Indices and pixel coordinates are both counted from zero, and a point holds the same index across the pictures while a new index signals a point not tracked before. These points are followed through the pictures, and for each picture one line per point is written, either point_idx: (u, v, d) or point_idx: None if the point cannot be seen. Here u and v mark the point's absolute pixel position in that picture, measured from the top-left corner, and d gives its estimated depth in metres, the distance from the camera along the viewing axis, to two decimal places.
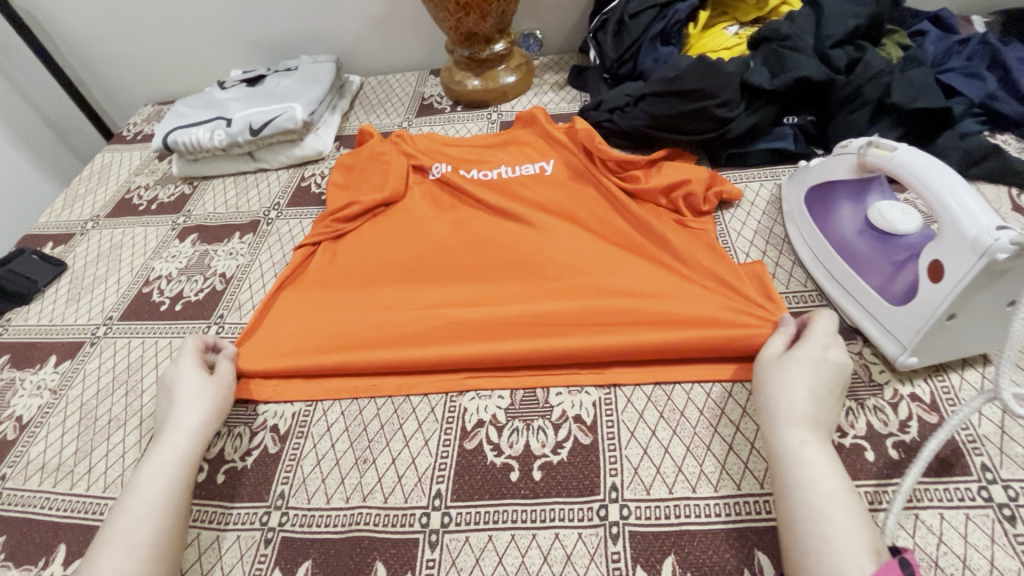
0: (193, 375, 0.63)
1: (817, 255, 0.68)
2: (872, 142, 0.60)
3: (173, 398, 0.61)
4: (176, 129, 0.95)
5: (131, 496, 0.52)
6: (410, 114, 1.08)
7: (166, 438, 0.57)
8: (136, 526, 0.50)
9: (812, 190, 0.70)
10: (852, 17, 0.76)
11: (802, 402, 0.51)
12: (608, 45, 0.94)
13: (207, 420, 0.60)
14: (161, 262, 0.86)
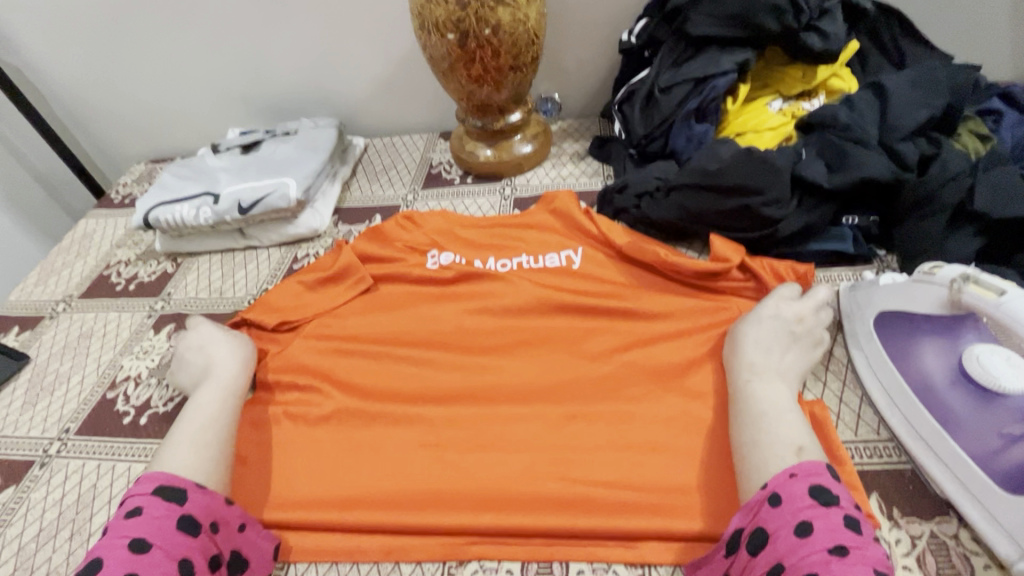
0: (241, 338, 0.70)
1: (890, 398, 0.57)
2: (970, 277, 0.50)
3: (204, 345, 0.69)
4: (159, 206, 0.87)
5: (189, 416, 0.61)
6: (416, 184, 0.99)
7: (217, 376, 0.65)
8: (199, 432, 0.59)
9: (881, 317, 0.59)
10: (921, 107, 0.66)
11: (755, 354, 0.58)
12: (636, 120, 0.85)
13: (245, 360, 0.68)
14: (131, 359, 0.77)
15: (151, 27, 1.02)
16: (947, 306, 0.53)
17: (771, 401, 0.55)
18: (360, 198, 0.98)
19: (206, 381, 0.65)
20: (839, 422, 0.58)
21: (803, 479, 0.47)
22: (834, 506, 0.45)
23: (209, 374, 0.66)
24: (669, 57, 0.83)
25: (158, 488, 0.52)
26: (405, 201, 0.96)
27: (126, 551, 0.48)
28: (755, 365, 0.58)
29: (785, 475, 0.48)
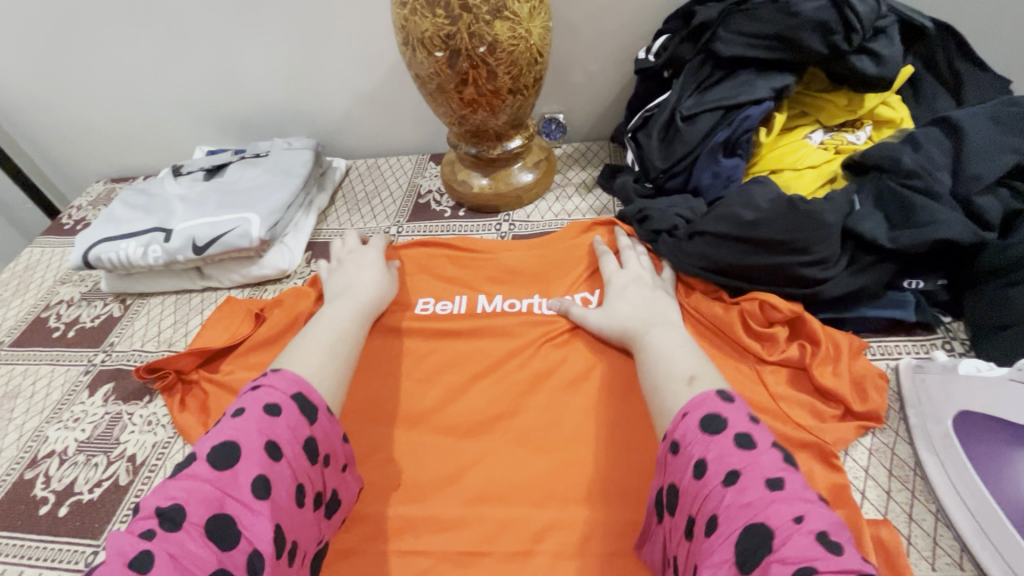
0: (373, 256, 0.72)
1: (982, 522, 0.45)
2: None
3: (367, 273, 0.70)
4: (101, 242, 0.76)
5: (320, 326, 0.60)
6: (401, 215, 0.88)
7: (348, 294, 0.67)
8: (322, 339, 0.59)
9: (965, 416, 0.48)
10: (1006, 152, 0.55)
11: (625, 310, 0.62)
12: (653, 152, 0.74)
13: (380, 291, 0.69)
14: (57, 428, 0.66)
15: (105, 32, 0.90)
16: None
17: (663, 345, 0.56)
18: (337, 231, 0.87)
19: (335, 297, 0.67)
20: (911, 550, 0.47)
21: (694, 413, 0.45)
22: (725, 432, 0.42)
23: (340, 292, 0.67)
24: (692, 81, 0.72)
25: (297, 394, 0.48)
26: (388, 235, 0.85)
27: (262, 448, 0.44)
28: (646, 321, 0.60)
29: (679, 417, 0.46)
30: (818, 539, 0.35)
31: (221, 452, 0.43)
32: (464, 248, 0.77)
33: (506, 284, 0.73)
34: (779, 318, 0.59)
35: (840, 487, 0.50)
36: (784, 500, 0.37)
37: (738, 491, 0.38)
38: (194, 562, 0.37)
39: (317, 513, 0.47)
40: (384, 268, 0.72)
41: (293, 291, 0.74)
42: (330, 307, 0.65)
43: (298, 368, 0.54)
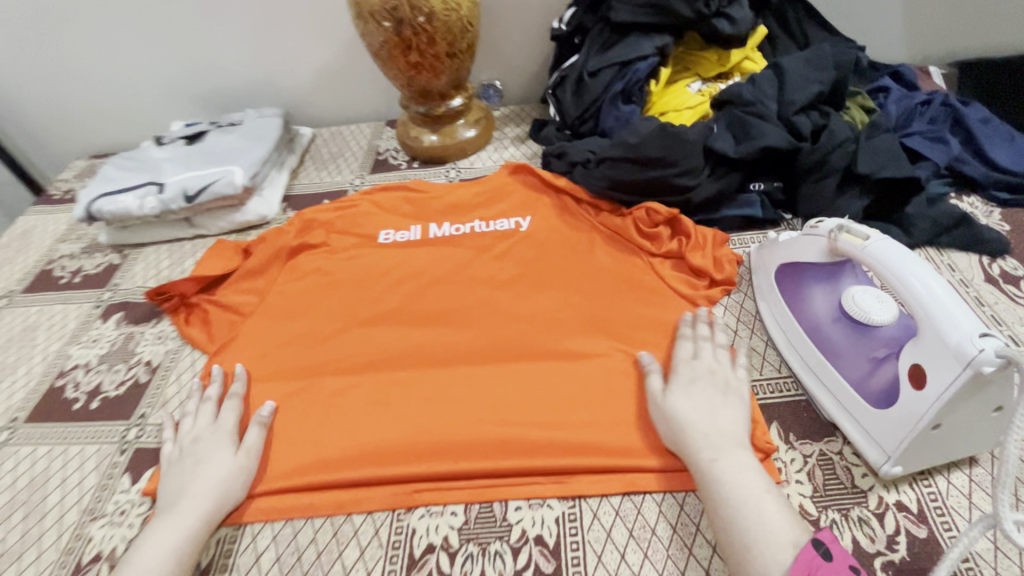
0: (221, 439, 0.61)
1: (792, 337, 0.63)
2: (844, 227, 0.57)
3: (207, 472, 0.58)
4: (101, 196, 0.88)
5: (127, 571, 0.50)
6: (364, 170, 1.02)
7: (181, 510, 0.55)
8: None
9: (783, 269, 0.66)
10: (815, 83, 0.75)
11: (705, 424, 0.55)
12: (569, 103, 0.91)
13: (236, 483, 0.58)
14: (79, 348, 0.78)
15: (85, 18, 1.00)
16: (828, 255, 0.59)
17: (741, 483, 0.50)
18: (308, 185, 1.01)
19: (164, 515, 0.55)
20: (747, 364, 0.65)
21: None
22: None
23: (173, 504, 0.55)
24: (596, 44, 0.90)
25: None
26: (353, 185, 0.99)
27: None
28: (710, 441, 0.53)
29: None
30: None
31: None
32: (417, 191, 0.93)
33: (453, 214, 0.90)
34: (661, 220, 0.77)
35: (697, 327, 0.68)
36: None
37: None
38: None
39: None
40: (236, 449, 0.60)
41: (275, 230, 0.88)
42: (160, 523, 0.54)
43: None
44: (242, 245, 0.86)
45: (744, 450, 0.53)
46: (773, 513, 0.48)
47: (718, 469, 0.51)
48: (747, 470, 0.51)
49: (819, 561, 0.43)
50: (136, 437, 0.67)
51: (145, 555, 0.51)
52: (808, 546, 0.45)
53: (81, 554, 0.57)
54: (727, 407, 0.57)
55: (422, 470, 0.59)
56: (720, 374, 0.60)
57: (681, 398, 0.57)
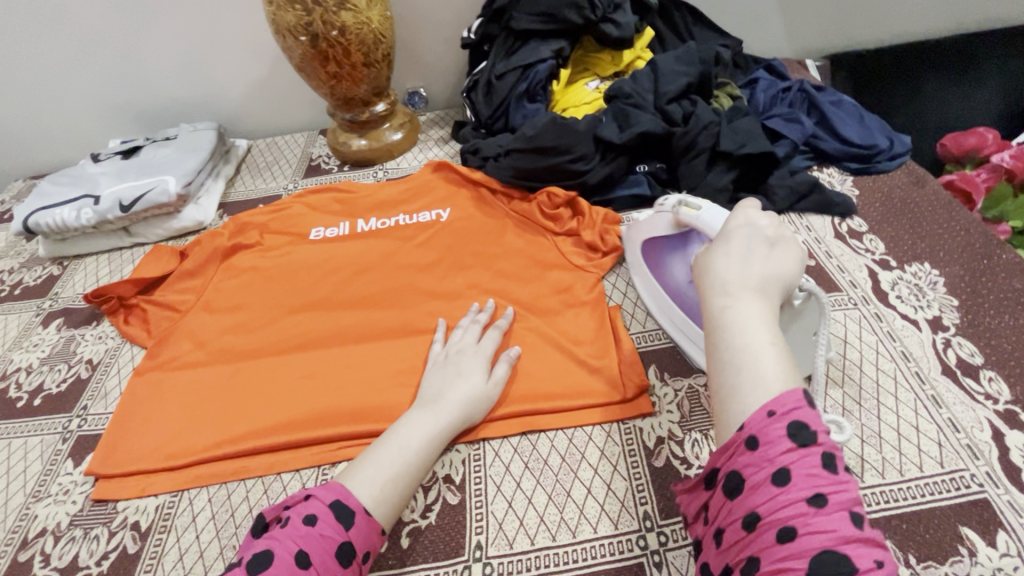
0: (478, 361, 0.67)
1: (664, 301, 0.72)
2: (681, 202, 0.65)
3: (469, 375, 0.65)
4: (39, 210, 0.92)
5: (392, 449, 0.57)
6: (297, 175, 1.09)
7: (439, 405, 0.62)
8: (386, 468, 0.56)
9: (646, 244, 0.74)
10: (684, 76, 0.86)
11: (731, 271, 0.51)
12: (481, 104, 1.00)
13: (473, 406, 0.63)
14: (20, 352, 0.82)
15: (17, 43, 1.05)
16: (675, 226, 0.68)
17: (749, 330, 0.47)
18: (244, 192, 1.07)
19: (423, 407, 0.62)
20: (632, 319, 0.75)
21: (784, 417, 0.42)
22: (816, 447, 0.40)
23: (436, 400, 0.63)
24: (502, 49, 0.99)
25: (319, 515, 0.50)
26: (286, 190, 1.06)
27: (294, 558, 0.46)
28: (730, 285, 0.50)
29: (764, 415, 0.43)
30: None
31: (258, 563, 0.46)
32: (346, 191, 1.00)
33: (380, 210, 0.97)
34: (561, 203, 0.86)
35: (593, 292, 0.77)
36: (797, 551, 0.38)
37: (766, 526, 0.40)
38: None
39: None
40: (488, 376, 0.66)
41: (210, 233, 0.93)
42: (415, 415, 0.61)
43: (361, 491, 0.53)
44: (177, 250, 0.91)
45: (762, 301, 0.49)
46: (769, 364, 0.45)
47: (728, 313, 0.49)
48: (761, 321, 0.48)
49: (801, 403, 0.42)
50: (78, 426, 0.71)
51: (376, 463, 0.56)
52: (797, 390, 0.43)
53: (26, 530, 0.62)
54: (777, 257, 0.52)
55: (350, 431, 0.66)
56: (779, 228, 0.54)
57: (733, 247, 0.53)
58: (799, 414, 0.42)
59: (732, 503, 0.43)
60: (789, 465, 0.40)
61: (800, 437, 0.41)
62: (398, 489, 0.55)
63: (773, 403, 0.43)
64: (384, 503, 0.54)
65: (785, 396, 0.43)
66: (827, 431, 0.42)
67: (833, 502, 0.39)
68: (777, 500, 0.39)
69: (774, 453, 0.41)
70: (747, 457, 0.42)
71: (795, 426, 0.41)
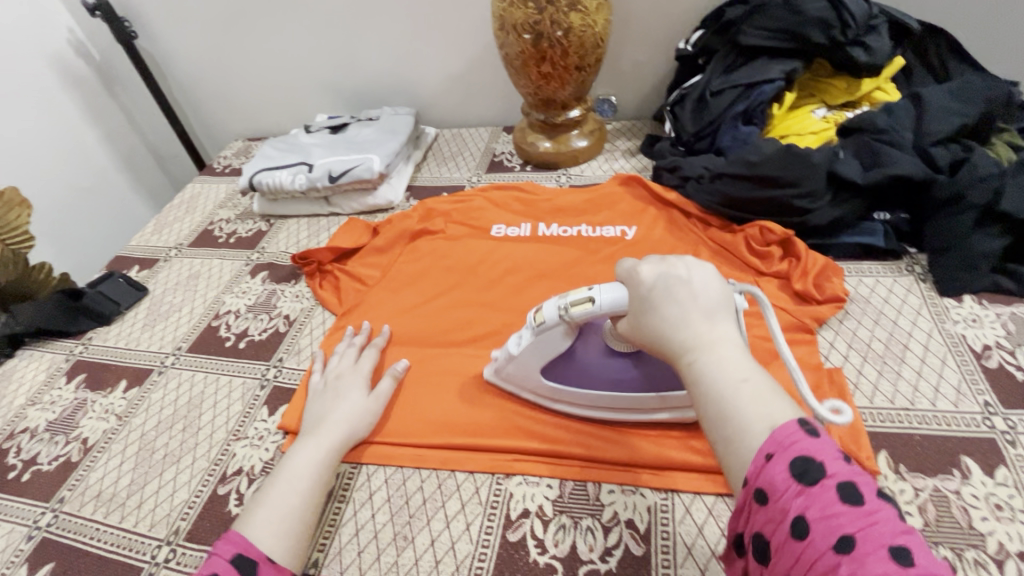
0: (358, 380, 0.69)
1: (588, 398, 0.62)
2: (569, 300, 0.56)
3: (335, 406, 0.66)
4: (262, 171, 1.02)
5: (286, 481, 0.57)
6: (480, 169, 1.10)
7: (321, 433, 0.62)
8: (287, 496, 0.55)
9: (544, 369, 0.63)
10: (955, 118, 0.74)
11: (672, 326, 0.48)
12: (686, 119, 0.94)
13: (354, 431, 0.64)
14: (232, 297, 0.90)
15: (263, 21, 1.17)
16: (569, 333, 0.59)
17: (722, 378, 0.44)
18: (429, 178, 1.10)
19: (307, 437, 0.62)
20: (857, 390, 0.64)
21: (782, 458, 0.39)
22: (826, 482, 0.37)
23: (315, 428, 0.63)
24: (720, 65, 0.92)
25: (236, 555, 0.48)
26: (470, 182, 1.07)
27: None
28: (686, 340, 0.47)
29: (763, 458, 0.40)
30: None
31: None
32: (529, 192, 0.99)
33: (562, 216, 0.94)
34: (774, 240, 0.77)
35: (816, 355, 0.67)
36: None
37: (856, 563, 0.34)
38: None
39: None
40: (369, 392, 0.68)
41: (400, 214, 0.97)
42: (298, 445, 0.61)
43: (258, 534, 0.52)
44: (370, 225, 0.96)
45: (725, 322, 0.47)
46: (761, 397, 0.43)
47: (701, 367, 0.45)
48: (727, 344, 0.46)
49: (799, 437, 0.39)
50: (275, 376, 0.77)
51: (271, 505, 0.55)
52: (792, 424, 0.40)
53: (225, 466, 0.67)
54: (701, 288, 0.49)
55: (436, 446, 0.64)
56: (674, 261, 0.51)
57: (661, 302, 0.49)
58: (799, 450, 0.39)
59: (767, 568, 0.39)
60: (805, 512, 0.36)
61: (809, 476, 0.38)
62: (297, 517, 0.55)
63: (768, 447, 0.40)
64: (284, 539, 0.53)
65: (779, 435, 0.40)
66: (841, 462, 0.38)
67: (865, 543, 0.34)
68: (807, 557, 0.35)
69: (786, 501, 0.37)
70: (763, 514, 0.39)
71: (799, 464, 0.38)
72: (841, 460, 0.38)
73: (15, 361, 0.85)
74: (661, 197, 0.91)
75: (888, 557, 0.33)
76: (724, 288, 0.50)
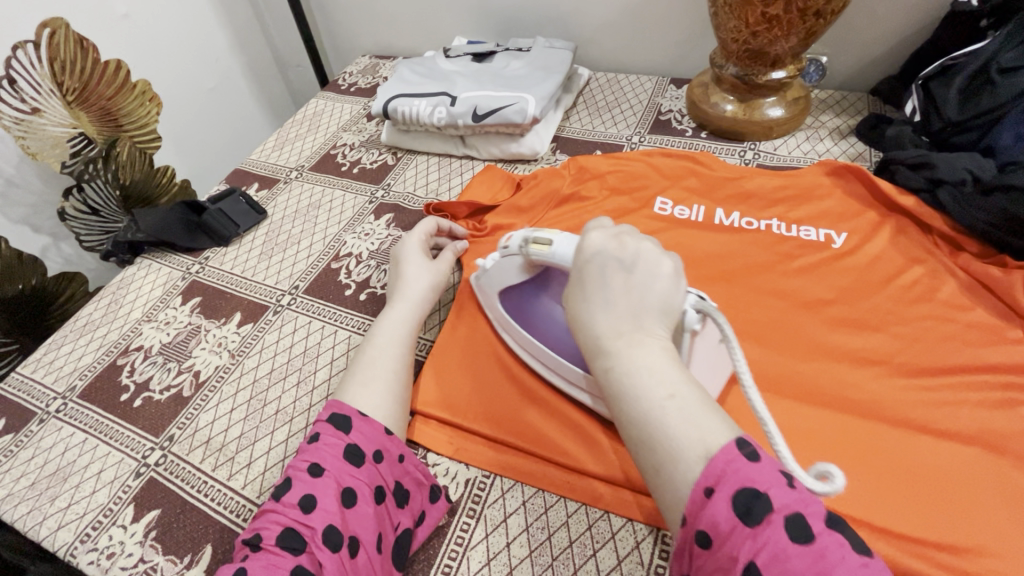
0: (415, 250, 0.69)
1: (529, 346, 0.59)
2: (528, 239, 0.53)
3: (400, 271, 0.67)
4: (398, 97, 0.89)
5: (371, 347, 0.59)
6: (642, 127, 0.92)
7: (400, 297, 0.64)
8: (379, 361, 0.58)
9: (503, 295, 0.61)
10: None
11: (596, 318, 0.41)
12: (949, 103, 0.70)
13: (427, 296, 0.65)
14: (353, 237, 0.81)
15: None
16: (523, 271, 0.57)
17: (640, 389, 0.37)
18: (579, 130, 0.94)
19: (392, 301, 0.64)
20: None
21: (724, 492, 0.31)
22: (772, 519, 0.30)
23: (397, 292, 0.65)
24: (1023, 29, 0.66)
25: (331, 415, 0.51)
26: (629, 142, 0.90)
27: (307, 471, 0.47)
28: (604, 339, 0.40)
29: (700, 494, 0.32)
30: None
31: (295, 502, 0.45)
32: (706, 165, 0.80)
33: (748, 202, 0.76)
34: None
35: None
36: None
37: None
38: (319, 513, 0.44)
39: (382, 506, 0.47)
40: (431, 261, 0.69)
41: (548, 171, 0.82)
42: (387, 311, 0.63)
43: (363, 404, 0.53)
44: (513, 179, 0.83)
45: (655, 325, 0.40)
46: (680, 418, 0.35)
47: (615, 375, 0.38)
48: (653, 351, 0.38)
49: (738, 463, 0.32)
50: None
51: (366, 371, 0.56)
52: (729, 445, 0.33)
53: None
54: (639, 280, 0.42)
55: (588, 473, 0.53)
56: (624, 242, 0.44)
57: (593, 289, 0.42)
58: (740, 480, 0.31)
59: None
60: (756, 561, 0.29)
61: (752, 512, 0.30)
62: (389, 374, 0.57)
63: (705, 479, 0.32)
64: (387, 404, 0.54)
65: (713, 463, 0.32)
66: (785, 488, 0.31)
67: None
68: None
69: (732, 547, 0.30)
70: (704, 562, 0.31)
71: (742, 498, 0.31)
72: (786, 485, 0.31)
73: (133, 269, 0.81)
74: (888, 199, 0.71)
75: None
76: (672, 288, 0.42)
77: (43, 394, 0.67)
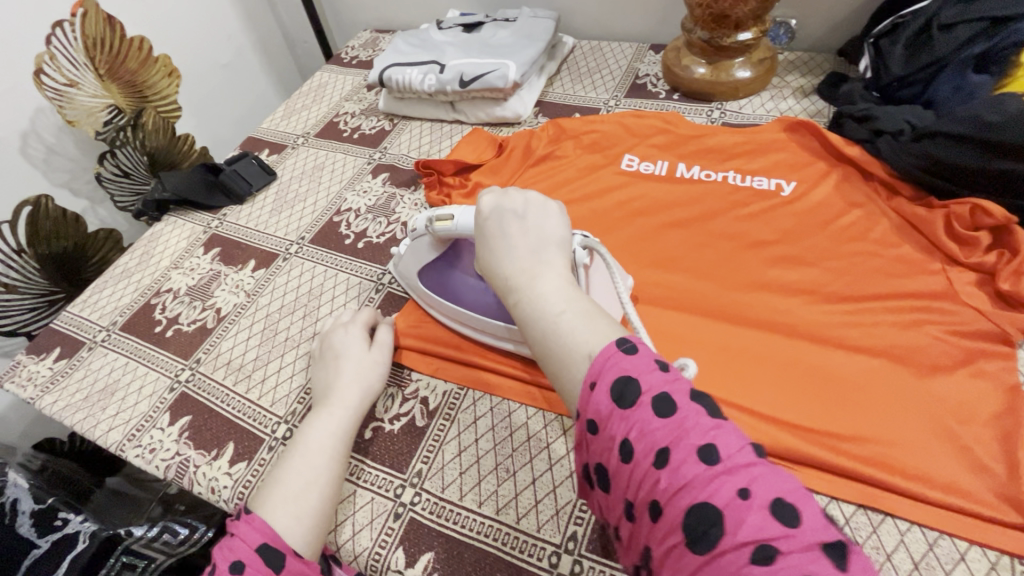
0: (357, 334, 0.65)
1: (453, 312, 0.67)
2: (433, 217, 0.61)
3: (338, 368, 0.62)
4: (393, 67, 0.97)
5: (302, 457, 0.54)
6: (619, 91, 0.99)
7: (333, 401, 0.59)
8: (301, 476, 0.52)
9: (421, 275, 0.68)
10: None
11: (501, 262, 0.48)
12: (895, 58, 0.76)
13: (364, 397, 0.61)
14: (353, 195, 0.90)
15: None
16: (435, 246, 0.65)
17: (541, 312, 0.44)
18: (561, 95, 1.01)
19: (319, 407, 0.59)
20: None
21: (604, 386, 0.37)
22: (642, 402, 0.35)
23: (325, 398, 0.60)
24: None
25: (263, 546, 0.46)
26: (606, 105, 0.97)
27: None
28: (511, 278, 0.47)
29: (587, 388, 0.38)
30: (774, 512, 0.30)
31: None
32: (673, 124, 0.87)
33: (709, 156, 0.82)
34: (987, 224, 0.64)
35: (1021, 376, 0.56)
36: (726, 472, 0.31)
37: (672, 473, 0.32)
38: None
39: None
40: (369, 345, 0.65)
41: (528, 132, 0.90)
42: (311, 419, 0.58)
43: (283, 520, 0.49)
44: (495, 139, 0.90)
45: (549, 257, 0.47)
46: (576, 326, 0.41)
47: (523, 305, 0.45)
48: (549, 279, 0.45)
49: (617, 358, 0.37)
50: (389, 283, 0.77)
51: (285, 485, 0.52)
52: (610, 345, 0.39)
53: None
54: (533, 224, 0.50)
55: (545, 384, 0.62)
56: (513, 197, 0.53)
57: (494, 238, 0.50)
58: (616, 371, 0.37)
59: (609, 496, 0.37)
60: (629, 437, 0.34)
61: (625, 395, 0.36)
62: (316, 495, 0.52)
63: (590, 375, 0.38)
64: (305, 518, 0.50)
65: (594, 361, 0.38)
66: (656, 373, 0.36)
67: (677, 451, 0.33)
68: (634, 478, 0.34)
69: (612, 428, 0.36)
70: (596, 444, 0.37)
71: (619, 387, 0.36)
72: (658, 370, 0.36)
73: (161, 226, 0.92)
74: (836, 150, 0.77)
75: (699, 459, 0.32)
76: (560, 228, 0.51)
77: (90, 327, 0.79)
